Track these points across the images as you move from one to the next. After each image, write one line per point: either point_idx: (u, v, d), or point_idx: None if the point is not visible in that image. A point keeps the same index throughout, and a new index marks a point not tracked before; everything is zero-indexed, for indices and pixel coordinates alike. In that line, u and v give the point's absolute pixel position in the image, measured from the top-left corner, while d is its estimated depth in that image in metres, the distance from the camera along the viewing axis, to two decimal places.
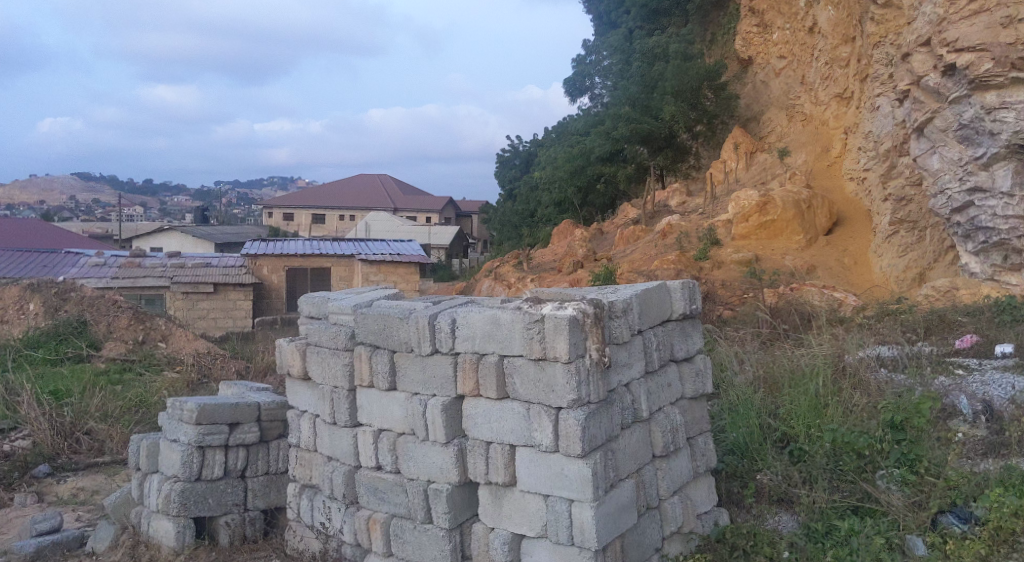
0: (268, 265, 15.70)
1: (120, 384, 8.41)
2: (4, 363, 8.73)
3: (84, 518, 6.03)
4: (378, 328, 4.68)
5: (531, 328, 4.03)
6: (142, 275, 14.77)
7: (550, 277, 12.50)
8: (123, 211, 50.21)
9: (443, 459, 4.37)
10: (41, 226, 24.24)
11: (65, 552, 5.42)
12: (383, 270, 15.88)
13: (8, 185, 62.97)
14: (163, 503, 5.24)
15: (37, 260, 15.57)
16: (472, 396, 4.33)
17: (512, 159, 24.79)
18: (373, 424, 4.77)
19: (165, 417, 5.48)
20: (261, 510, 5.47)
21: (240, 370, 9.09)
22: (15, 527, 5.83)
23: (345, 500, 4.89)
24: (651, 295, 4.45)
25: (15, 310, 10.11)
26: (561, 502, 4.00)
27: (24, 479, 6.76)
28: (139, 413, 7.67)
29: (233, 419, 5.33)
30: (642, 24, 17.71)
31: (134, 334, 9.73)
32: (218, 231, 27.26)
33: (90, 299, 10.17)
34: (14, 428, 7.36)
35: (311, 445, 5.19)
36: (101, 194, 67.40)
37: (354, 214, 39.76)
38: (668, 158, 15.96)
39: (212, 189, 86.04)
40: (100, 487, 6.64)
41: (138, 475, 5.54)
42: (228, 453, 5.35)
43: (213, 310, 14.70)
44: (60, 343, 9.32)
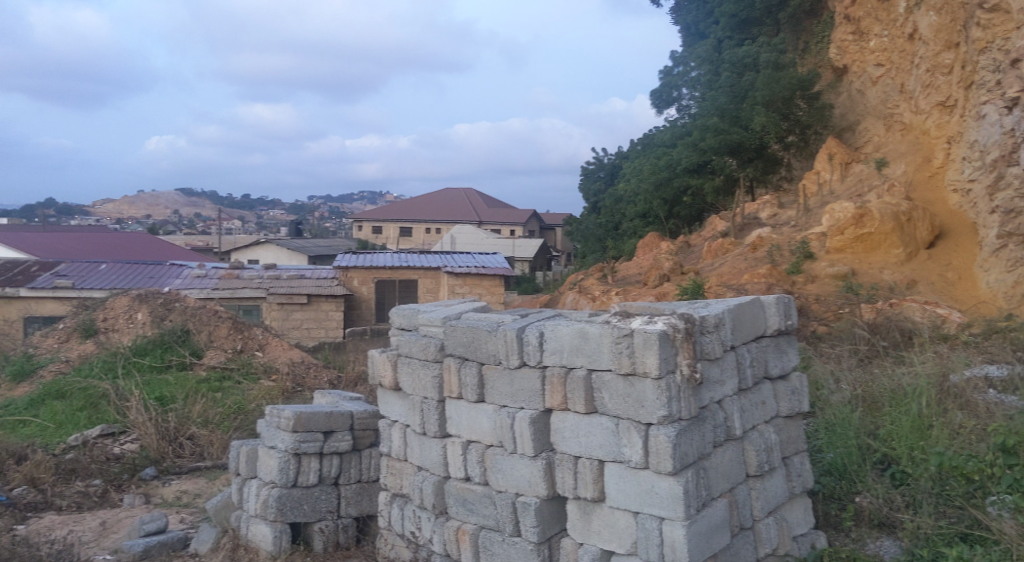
0: (358, 277, 16.10)
1: (220, 391, 8.75)
2: (114, 369, 9.19)
3: (187, 520, 6.29)
4: (467, 340, 4.74)
5: (620, 342, 4.01)
6: (240, 286, 15.33)
7: (636, 291, 12.39)
8: (223, 226, 52.35)
9: (531, 473, 4.38)
10: (146, 239, 25.44)
11: (170, 552, 5.66)
12: (469, 282, 16.08)
13: (117, 201, 66.49)
14: (261, 508, 5.43)
15: (144, 272, 16.35)
16: (560, 410, 4.33)
17: (597, 172, 24.76)
18: (462, 435, 4.81)
19: (263, 424, 5.66)
20: (354, 517, 5.60)
21: (332, 380, 9.50)
22: (124, 527, 6.12)
23: (435, 510, 4.95)
24: (743, 310, 4.36)
25: (125, 318, 10.64)
26: (651, 520, 3.96)
27: (132, 480, 7.09)
28: (238, 419, 7.98)
29: (328, 427, 5.49)
30: (731, 34, 17.48)
31: (233, 343, 10.13)
32: (311, 244, 28.12)
33: (192, 309, 10.60)
34: (124, 432, 7.74)
35: (402, 454, 5.28)
36: (203, 208, 70.37)
37: (440, 227, 40.36)
38: (758, 169, 15.61)
39: (303, 204, 88.77)
40: (201, 491, 6.92)
41: (238, 479, 5.73)
42: (323, 460, 5.50)
43: (307, 320, 15.14)
44: (164, 351, 9.73)
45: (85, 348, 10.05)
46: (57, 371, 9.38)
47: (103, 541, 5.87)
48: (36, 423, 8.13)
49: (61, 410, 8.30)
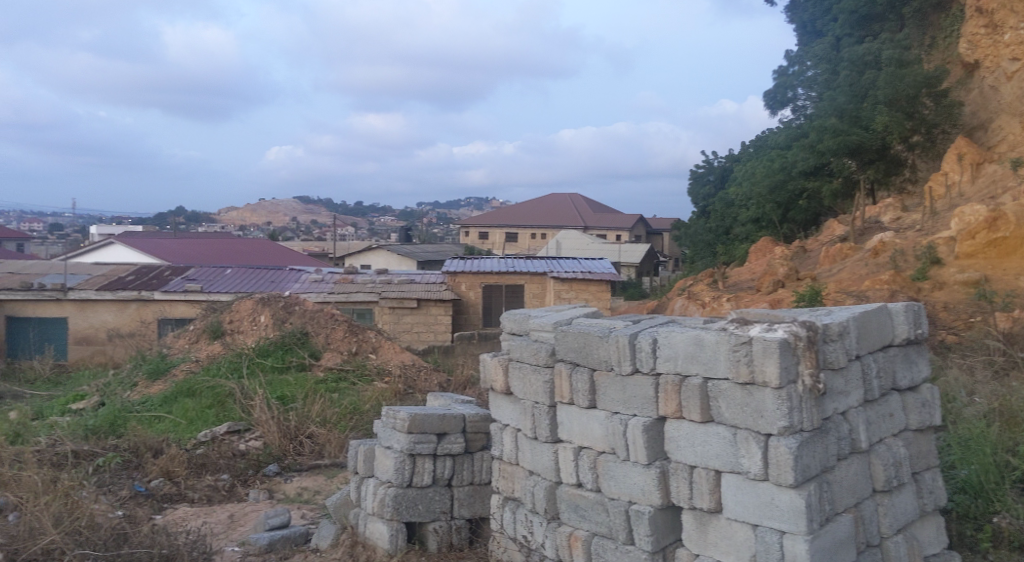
0: (466, 282, 16.34)
1: (337, 392, 9.06)
2: (239, 369, 9.63)
3: (308, 516, 6.53)
4: (578, 346, 4.73)
5: (738, 350, 3.92)
6: (354, 291, 15.78)
7: (748, 298, 12.08)
8: (336, 232, 54.17)
9: (644, 481, 4.34)
10: (266, 244, 26.59)
11: (293, 546, 5.90)
12: (575, 287, 16.10)
13: (240, 209, 69.89)
14: (378, 507, 5.57)
15: (265, 277, 17.08)
16: (674, 418, 4.26)
17: (706, 176, 24.34)
18: (573, 441, 4.80)
19: (380, 425, 5.82)
20: (466, 519, 5.68)
21: (442, 383, 9.72)
22: (251, 521, 6.40)
23: (547, 515, 4.96)
24: (869, 318, 4.20)
25: (249, 321, 11.15)
26: (771, 533, 3.86)
27: (257, 476, 7.42)
28: (354, 419, 8.26)
29: (441, 429, 5.60)
30: (851, 31, 16.73)
31: (348, 345, 10.48)
32: (421, 250, 28.76)
33: (311, 312, 11.03)
34: (249, 429, 8.12)
35: (514, 458, 5.32)
36: (318, 215, 72.95)
37: (546, 233, 40.53)
38: (880, 171, 14.91)
39: (412, 210, 90.84)
40: (320, 488, 7.17)
41: (356, 478, 5.90)
42: (436, 462, 5.60)
43: (417, 324, 15.48)
44: (285, 353, 10.10)
45: (213, 348, 10.58)
46: (188, 370, 9.92)
47: (232, 533, 6.16)
48: (169, 419, 8.62)
49: (192, 407, 8.77)
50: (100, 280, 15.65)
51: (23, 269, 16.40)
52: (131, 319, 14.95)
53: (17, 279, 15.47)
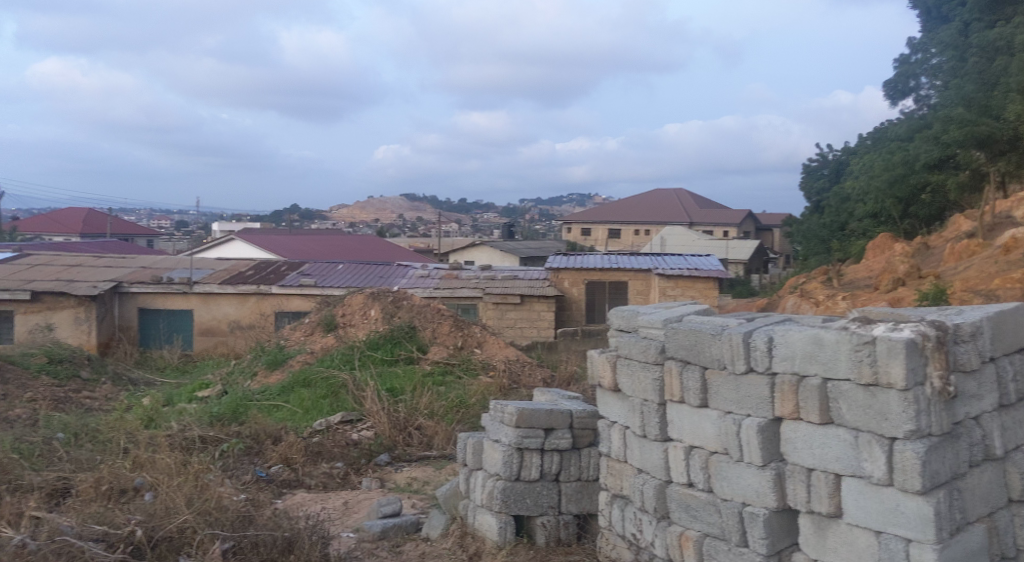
0: (569, 278, 16.32)
1: (444, 385, 9.25)
2: (351, 361, 9.93)
3: (418, 505, 6.69)
4: (690, 344, 4.65)
5: (860, 350, 3.78)
6: (459, 286, 16.00)
7: (865, 297, 11.64)
8: (441, 228, 55.11)
9: (759, 483, 4.24)
10: (375, 241, 27.29)
11: (405, 534, 6.07)
12: (681, 285, 15.88)
13: (350, 207, 71.96)
14: (487, 499, 5.64)
15: (374, 273, 17.54)
16: (791, 419, 4.14)
17: (820, 169, 23.56)
18: (684, 440, 4.73)
19: (489, 418, 5.88)
20: (574, 514, 5.70)
21: (546, 379, 9.81)
22: (364, 508, 6.60)
23: (657, 514, 4.91)
24: (1005, 317, 3.97)
25: (360, 314, 11.48)
26: (896, 541, 3.71)
27: (369, 465, 7.64)
28: (461, 413, 8.44)
29: (549, 424, 5.61)
30: (981, 15, 15.78)
31: (454, 339, 10.68)
32: (524, 247, 28.93)
33: (418, 308, 11.29)
34: (361, 419, 8.39)
35: (622, 456, 5.29)
36: (424, 212, 74.45)
37: (650, 229, 40.11)
38: (1012, 162, 13.72)
39: (514, 207, 91.39)
40: (430, 478, 7.33)
41: (465, 470, 5.99)
42: (544, 456, 5.63)
43: (520, 319, 15.58)
44: (395, 346, 10.31)
45: (326, 341, 10.94)
46: (303, 361, 10.31)
47: (347, 519, 6.37)
48: (286, 408, 8.98)
49: (307, 397, 9.11)
50: (222, 274, 16.43)
51: (153, 264, 17.37)
52: (251, 312, 15.64)
53: (147, 273, 16.40)
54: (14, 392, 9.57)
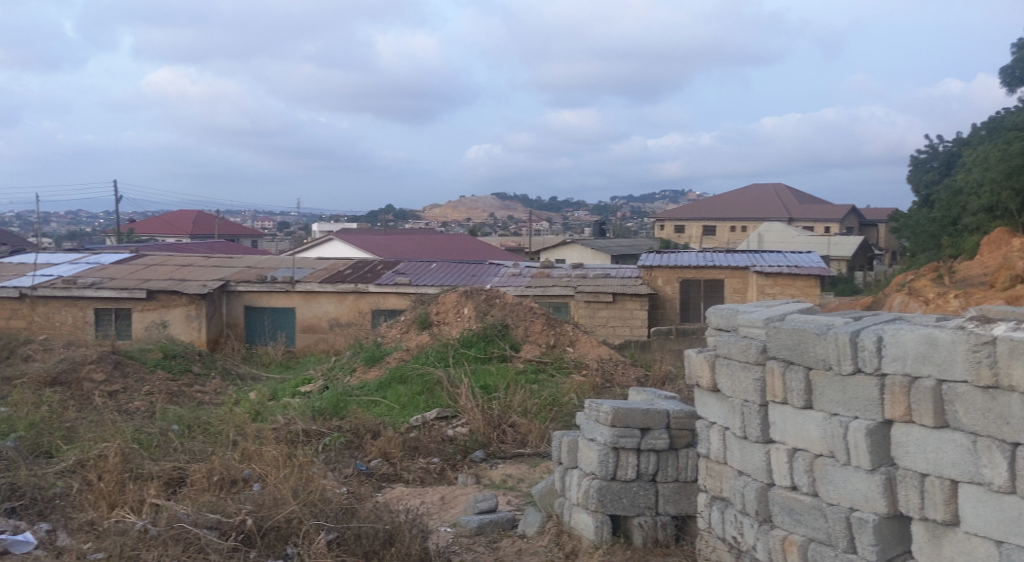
0: (662, 276, 16.10)
1: (537, 383, 9.28)
2: (445, 358, 10.07)
3: (514, 502, 6.73)
4: (793, 343, 4.52)
5: (978, 351, 3.60)
6: (551, 284, 16.00)
7: (980, 295, 11.10)
8: (533, 227, 55.25)
9: (868, 487, 4.09)
10: (468, 240, 27.58)
11: (501, 531, 6.11)
12: (780, 283, 15.48)
13: (443, 206, 73.02)
14: (583, 498, 5.63)
15: (467, 271, 17.74)
16: (902, 422, 3.98)
17: (929, 162, 22.56)
18: (787, 442, 4.60)
19: (584, 417, 5.86)
20: (672, 515, 5.62)
21: (640, 378, 9.73)
22: (461, 504, 6.69)
23: (758, 517, 4.79)
24: None
25: (453, 313, 11.63)
26: (1019, 551, 3.52)
27: (464, 461, 7.74)
28: (554, 411, 8.45)
29: (645, 424, 5.55)
30: None
31: (547, 338, 10.70)
32: (617, 245, 28.71)
33: (511, 306, 11.37)
34: (455, 416, 8.51)
35: (722, 457, 5.18)
36: (516, 210, 74.85)
37: (746, 225, 39.28)
38: None
39: (606, 205, 90.83)
40: (524, 476, 7.36)
41: (560, 468, 5.98)
42: (640, 456, 5.58)
43: (613, 318, 15.48)
44: (488, 344, 10.40)
45: (422, 338, 11.13)
46: (400, 358, 10.52)
47: (445, 514, 6.48)
48: (384, 403, 9.18)
49: (404, 393, 9.29)
50: (322, 273, 16.93)
51: (257, 263, 18.04)
52: (349, 310, 16.06)
53: (252, 272, 17.04)
54: (133, 386, 10.11)
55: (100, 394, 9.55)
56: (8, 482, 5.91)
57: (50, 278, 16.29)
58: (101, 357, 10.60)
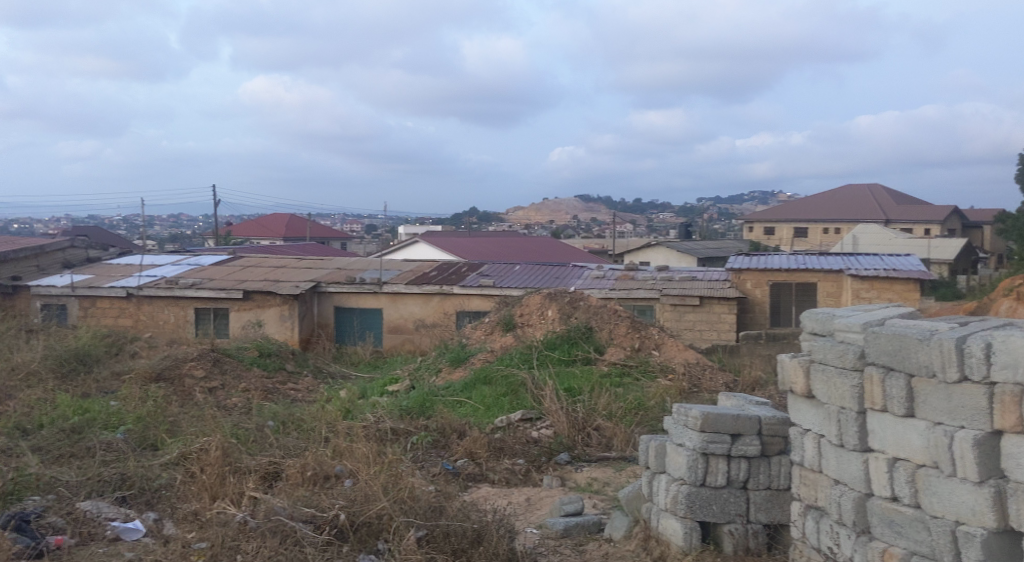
0: (752, 279, 15.76)
1: (622, 386, 9.21)
2: (529, 360, 10.10)
3: (600, 506, 6.70)
4: (893, 349, 4.36)
5: None
6: (636, 286, 15.83)
7: None
8: (619, 229, 54.86)
9: (975, 500, 3.91)
10: (552, 242, 27.59)
11: (587, 534, 6.09)
12: (876, 287, 14.97)
13: (527, 208, 73.34)
14: (672, 503, 5.55)
15: (551, 274, 17.73)
16: (1013, 433, 3.79)
17: None
18: (887, 451, 4.44)
19: (672, 421, 5.77)
20: (764, 524, 5.51)
21: (729, 383, 9.56)
22: (547, 505, 6.70)
23: (856, 528, 4.64)
24: None
25: (537, 315, 11.65)
26: None
27: (549, 463, 7.74)
28: (639, 415, 8.38)
29: (736, 430, 5.43)
30: None
31: (632, 341, 10.60)
32: (704, 248, 28.26)
33: (595, 309, 11.33)
34: (540, 418, 8.53)
35: (817, 466, 5.03)
36: (601, 212, 74.50)
37: (840, 227, 38.06)
38: None
39: (692, 207, 89.50)
40: (610, 480, 7.32)
41: (647, 473, 5.91)
42: (731, 463, 5.47)
43: (700, 322, 15.23)
44: (572, 346, 10.37)
45: (506, 339, 11.18)
46: (484, 359, 10.59)
47: (530, 516, 6.50)
48: (469, 404, 9.26)
49: (489, 394, 9.36)
50: (408, 275, 17.21)
51: (346, 265, 18.47)
52: (435, 311, 16.29)
53: (341, 274, 17.45)
54: (230, 383, 10.50)
55: (200, 390, 9.94)
56: (119, 474, 6.29)
57: (154, 278, 17.07)
58: (201, 354, 11.04)
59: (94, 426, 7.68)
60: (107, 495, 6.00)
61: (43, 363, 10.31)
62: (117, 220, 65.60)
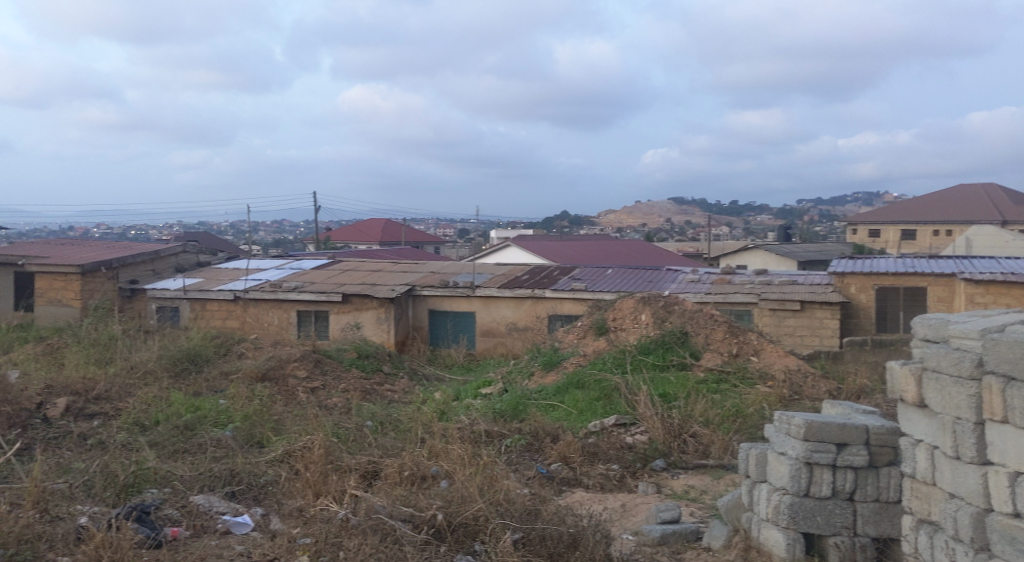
0: (856, 284, 15.21)
1: (719, 392, 9.03)
2: (623, 364, 10.02)
3: (697, 514, 6.57)
4: (1014, 357, 4.12)
5: None
6: (732, 290, 15.47)
7: None
8: (715, 232, 53.81)
9: None
10: (645, 246, 27.29)
11: (685, 543, 5.97)
12: (991, 291, 14.22)
13: (620, 211, 72.84)
14: (773, 513, 5.39)
15: (645, 277, 17.55)
16: None
17: None
18: (1008, 465, 4.20)
19: (773, 429, 5.61)
20: (872, 537, 5.30)
21: (832, 391, 9.25)
22: (642, 512, 6.61)
23: (974, 545, 4.40)
24: None
25: (630, 319, 11.55)
26: None
27: (645, 469, 7.65)
28: (738, 422, 8.20)
29: (842, 439, 5.24)
30: None
31: (729, 347, 10.37)
32: (804, 251, 27.44)
33: (690, 313, 11.15)
34: (634, 424, 8.47)
35: (930, 478, 4.80)
36: (696, 215, 73.26)
37: (952, 229, 36.31)
38: None
39: (790, 209, 87.04)
40: (707, 488, 7.18)
41: (747, 481, 5.75)
42: (837, 473, 5.28)
43: (801, 327, 14.78)
44: (666, 351, 10.23)
45: (598, 343, 11.11)
46: (577, 363, 10.56)
47: (626, 522, 6.43)
48: (562, 408, 9.26)
49: (582, 399, 9.35)
50: (501, 278, 17.34)
51: (440, 269, 18.73)
52: (527, 314, 16.35)
53: (436, 277, 17.72)
54: (331, 383, 10.80)
55: (303, 390, 10.26)
56: (228, 469, 6.56)
57: (259, 282, 17.73)
58: (303, 355, 11.41)
59: (206, 423, 8.04)
60: (218, 489, 6.26)
61: (159, 362, 10.85)
62: (224, 227, 68.43)
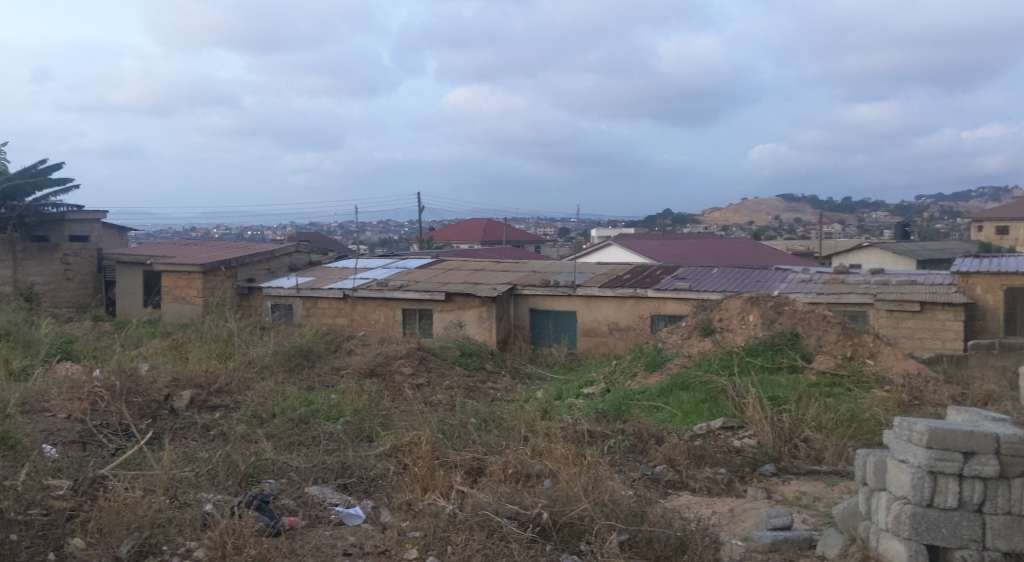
0: (982, 284, 14.36)
1: (832, 397, 8.71)
2: (730, 366, 9.78)
3: (811, 522, 6.34)
4: None
5: None
6: (846, 291, 14.88)
7: None
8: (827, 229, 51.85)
9: None
10: (753, 245, 26.54)
11: (797, 550, 5.78)
12: None
13: (725, 210, 71.14)
14: (893, 523, 5.15)
15: (753, 277, 17.09)
16: None
17: None
18: None
19: (893, 435, 5.35)
20: (1003, 552, 5.00)
21: (956, 397, 8.77)
22: (752, 517, 6.44)
23: None
24: None
25: (738, 319, 11.26)
26: None
27: (754, 474, 7.44)
28: (853, 427, 7.88)
29: (969, 448, 4.96)
30: None
31: (843, 349, 9.99)
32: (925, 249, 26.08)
33: (801, 314, 10.78)
34: (742, 427, 8.28)
35: None
36: (805, 213, 70.78)
37: None
38: None
39: (907, 205, 83.03)
40: (821, 495, 6.92)
41: (865, 489, 5.51)
42: (963, 483, 5.00)
43: (921, 329, 14.08)
44: (776, 353, 9.93)
45: (704, 344, 10.89)
46: (682, 364, 10.38)
47: (735, 527, 6.27)
48: (666, 409, 9.12)
49: (687, 401, 9.18)
50: (604, 278, 17.24)
51: (542, 268, 18.76)
52: (630, 314, 16.19)
53: (538, 276, 17.76)
54: (436, 380, 10.99)
55: (409, 386, 10.47)
56: (340, 462, 6.76)
57: (366, 280, 18.19)
58: (409, 353, 11.64)
59: (318, 417, 8.32)
60: (331, 481, 6.47)
61: (274, 357, 11.29)
62: (333, 227, 70.63)
